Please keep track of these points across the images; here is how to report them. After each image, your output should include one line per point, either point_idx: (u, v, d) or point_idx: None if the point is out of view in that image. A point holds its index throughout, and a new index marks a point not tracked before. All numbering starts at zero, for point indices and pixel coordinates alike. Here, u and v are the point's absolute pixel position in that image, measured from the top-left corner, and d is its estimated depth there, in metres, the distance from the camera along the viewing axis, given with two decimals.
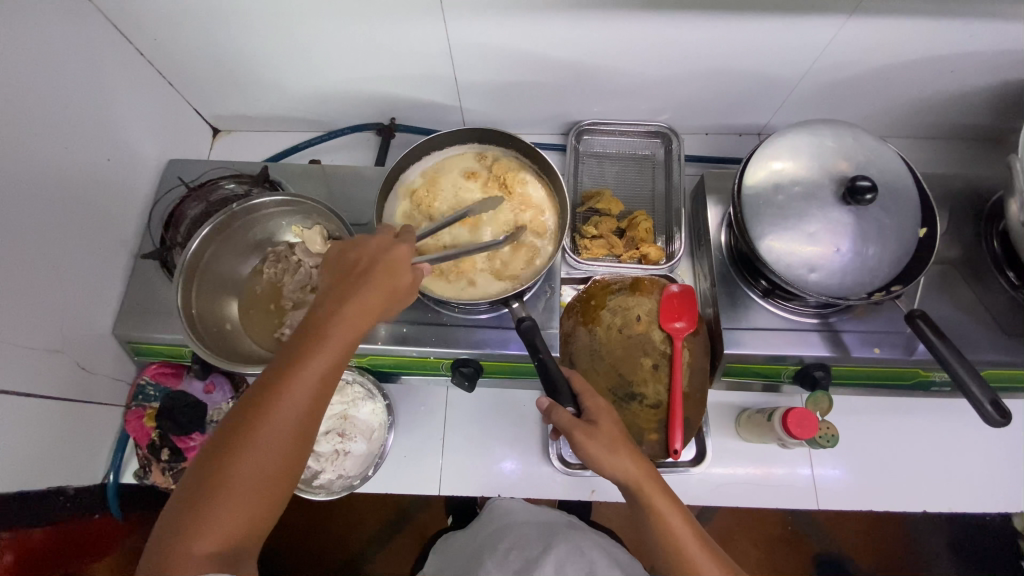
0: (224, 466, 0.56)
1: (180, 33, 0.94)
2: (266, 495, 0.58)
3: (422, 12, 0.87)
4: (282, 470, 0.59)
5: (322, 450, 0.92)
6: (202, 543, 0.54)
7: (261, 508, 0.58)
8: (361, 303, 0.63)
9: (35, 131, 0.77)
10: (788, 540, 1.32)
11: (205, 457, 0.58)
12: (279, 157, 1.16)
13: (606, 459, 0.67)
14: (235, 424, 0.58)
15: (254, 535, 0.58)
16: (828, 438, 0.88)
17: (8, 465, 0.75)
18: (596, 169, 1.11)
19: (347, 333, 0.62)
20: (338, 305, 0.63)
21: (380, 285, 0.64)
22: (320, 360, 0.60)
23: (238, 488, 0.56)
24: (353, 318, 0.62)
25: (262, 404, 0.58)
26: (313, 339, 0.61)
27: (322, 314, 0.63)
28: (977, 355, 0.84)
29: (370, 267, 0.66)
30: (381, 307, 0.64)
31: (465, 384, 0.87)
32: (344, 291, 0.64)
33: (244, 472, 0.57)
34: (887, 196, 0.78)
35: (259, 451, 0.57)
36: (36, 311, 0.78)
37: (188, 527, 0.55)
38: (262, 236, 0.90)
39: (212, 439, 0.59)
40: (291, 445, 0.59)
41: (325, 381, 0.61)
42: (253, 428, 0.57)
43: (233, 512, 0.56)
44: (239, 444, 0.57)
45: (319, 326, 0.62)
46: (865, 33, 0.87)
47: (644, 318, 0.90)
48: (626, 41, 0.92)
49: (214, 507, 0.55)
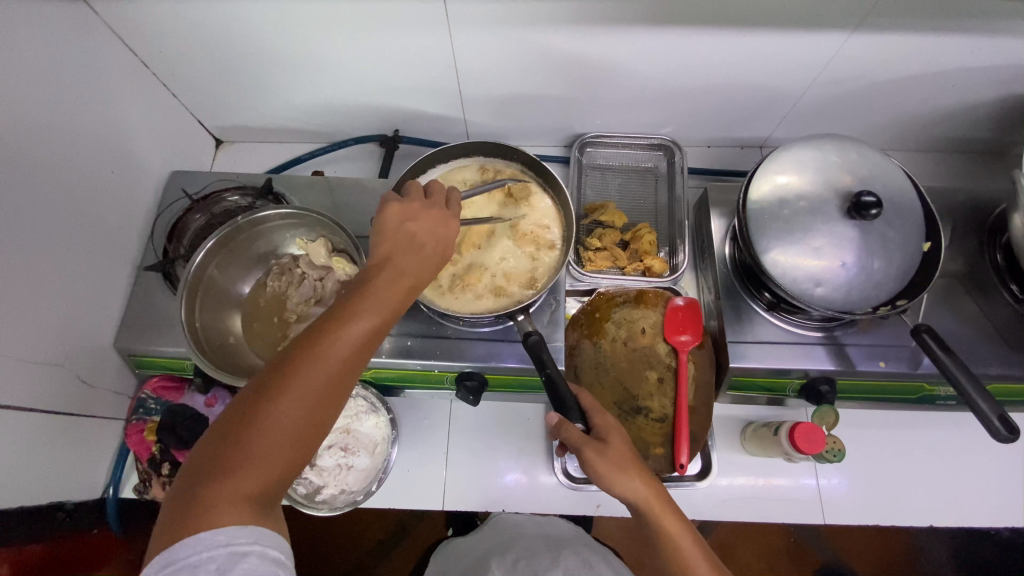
0: (265, 409, 0.52)
1: (184, 43, 0.94)
2: (304, 446, 0.54)
3: (427, 24, 0.88)
4: (320, 423, 0.55)
5: (324, 464, 0.90)
6: (238, 489, 0.50)
7: (296, 459, 0.54)
8: (413, 268, 0.62)
9: (40, 143, 0.77)
10: (791, 553, 1.32)
11: (242, 399, 0.54)
12: (282, 168, 1.16)
13: (613, 476, 0.66)
14: (280, 367, 0.54)
15: (283, 487, 0.54)
16: (835, 453, 0.90)
17: (7, 481, 0.74)
18: (599, 180, 1.12)
19: (398, 295, 0.61)
20: (391, 266, 0.61)
21: (428, 256, 0.64)
22: (373, 315, 0.58)
23: (277, 434, 0.52)
24: (403, 281, 0.61)
25: (312, 350, 0.54)
26: (366, 294, 0.59)
27: (376, 272, 0.61)
28: (983, 368, 0.84)
29: (420, 235, 0.64)
30: (425, 275, 0.64)
31: (470, 399, 0.86)
32: (397, 256, 0.62)
33: (286, 419, 0.53)
34: (891, 210, 0.79)
35: (303, 399, 0.53)
36: (37, 324, 0.77)
37: (222, 470, 0.51)
38: (266, 248, 0.90)
39: (251, 382, 0.55)
40: (333, 398, 0.56)
41: (373, 337, 0.58)
42: (300, 374, 0.54)
43: (269, 458, 0.52)
44: (283, 389, 0.53)
45: (373, 283, 0.60)
46: (867, 48, 0.88)
47: (649, 330, 0.92)
48: (630, 56, 0.93)
49: (251, 451, 0.51)
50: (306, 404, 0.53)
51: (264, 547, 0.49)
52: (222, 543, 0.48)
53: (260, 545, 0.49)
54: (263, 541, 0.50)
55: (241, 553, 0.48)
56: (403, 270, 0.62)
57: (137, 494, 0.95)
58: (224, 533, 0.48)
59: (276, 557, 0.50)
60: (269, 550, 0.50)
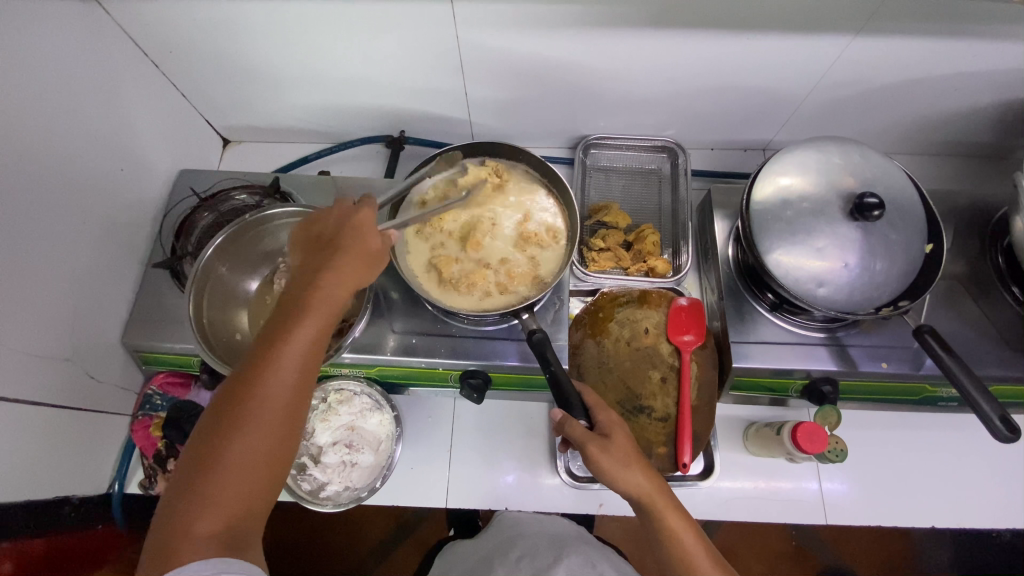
0: (217, 445, 0.55)
1: (192, 43, 0.95)
2: (266, 469, 0.57)
3: (434, 26, 0.89)
4: (279, 445, 0.58)
5: (328, 461, 0.89)
6: (204, 523, 0.53)
7: (261, 483, 0.57)
8: (343, 275, 0.63)
9: (49, 139, 0.78)
10: (793, 556, 1.32)
11: (198, 438, 0.57)
12: (289, 168, 1.17)
13: (618, 470, 0.67)
14: (225, 401, 0.57)
15: (257, 510, 0.57)
16: (837, 452, 0.90)
17: (13, 474, 0.75)
18: (603, 182, 1.13)
19: (330, 304, 0.62)
20: (316, 278, 0.63)
21: (353, 257, 0.65)
22: (305, 331, 0.60)
23: (235, 465, 0.55)
24: (334, 289, 0.63)
25: (251, 378, 0.57)
26: (296, 311, 0.61)
27: (299, 289, 0.63)
28: (984, 370, 0.84)
29: (343, 240, 0.66)
30: (357, 278, 0.65)
31: (474, 396, 0.86)
32: (318, 266, 0.64)
33: (240, 449, 0.56)
34: (893, 211, 0.79)
35: (252, 426, 0.56)
36: (45, 319, 0.78)
37: (189, 507, 0.54)
38: (272, 247, 0.91)
39: (203, 421, 0.57)
40: (284, 419, 0.58)
41: (312, 351, 0.60)
42: (245, 403, 0.57)
43: (230, 488, 0.55)
44: (233, 421, 0.56)
45: (302, 299, 0.61)
46: (870, 51, 0.89)
47: (652, 330, 0.92)
48: (634, 58, 0.93)
49: (213, 485, 0.54)
50: (256, 429, 0.56)
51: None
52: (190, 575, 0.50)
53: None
54: (229, 568, 0.52)
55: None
56: (325, 279, 0.63)
57: (142, 490, 0.96)
58: (187, 570, 0.50)
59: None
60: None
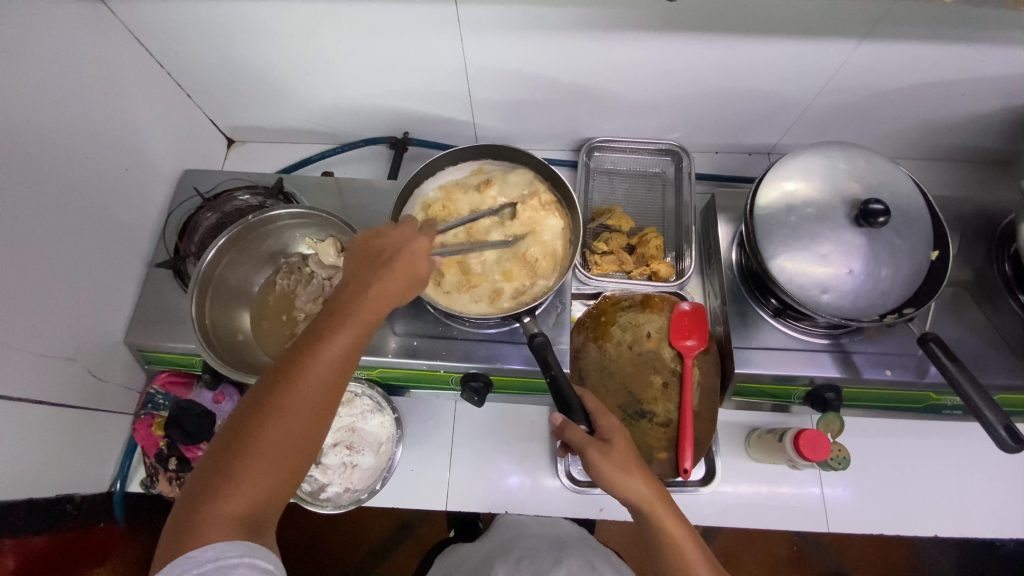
0: (249, 433, 0.56)
1: (198, 43, 0.95)
2: (292, 462, 0.57)
3: (438, 28, 0.89)
4: (306, 442, 0.58)
5: (329, 462, 0.91)
6: (226, 509, 0.53)
7: (283, 477, 0.57)
8: (390, 284, 0.63)
9: (56, 139, 0.78)
10: (794, 561, 1.31)
11: (231, 424, 0.57)
12: (292, 168, 1.17)
13: (616, 476, 0.66)
14: (262, 392, 0.57)
15: (274, 503, 0.57)
16: (840, 459, 0.88)
17: (16, 472, 0.75)
18: (607, 185, 1.12)
19: (375, 312, 0.62)
20: (364, 284, 0.63)
21: (403, 270, 0.64)
22: (348, 333, 0.60)
23: (263, 456, 0.55)
24: (379, 298, 0.62)
25: (290, 373, 0.57)
26: (342, 313, 0.61)
27: (347, 291, 0.63)
28: (989, 378, 0.83)
29: (398, 254, 0.65)
30: (404, 291, 0.64)
31: (475, 399, 0.86)
32: (368, 272, 0.64)
33: (273, 440, 0.56)
34: (899, 218, 0.79)
35: (284, 419, 0.56)
36: (48, 319, 0.78)
37: (217, 487, 0.54)
38: (276, 247, 0.91)
39: (239, 406, 0.58)
40: (316, 415, 0.58)
41: (352, 355, 0.60)
42: (281, 395, 0.57)
43: (256, 477, 0.55)
44: (268, 411, 0.56)
45: (348, 301, 0.62)
46: (877, 56, 0.88)
47: (654, 335, 0.92)
48: (637, 61, 0.93)
49: (243, 470, 0.55)
50: (287, 424, 0.56)
51: (253, 559, 0.52)
52: (213, 557, 0.50)
53: (250, 557, 0.52)
54: (253, 553, 0.52)
55: (228, 567, 0.50)
56: (372, 286, 0.62)
57: (143, 489, 0.96)
58: (214, 548, 0.51)
59: (266, 567, 0.52)
60: (260, 561, 0.52)
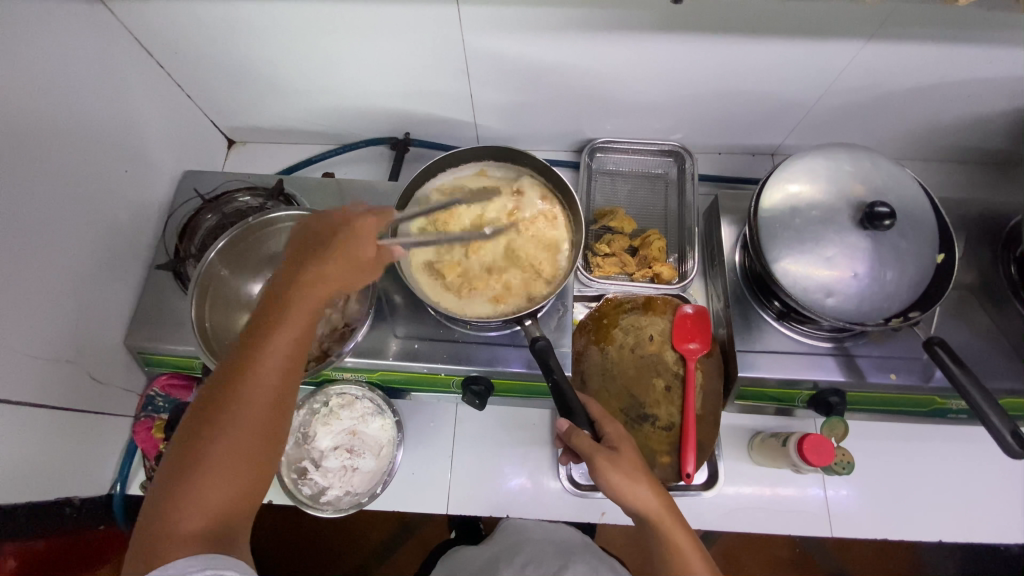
0: (203, 439, 0.56)
1: (198, 43, 0.94)
2: (252, 463, 0.58)
3: (440, 29, 0.88)
4: (262, 440, 0.59)
5: (330, 466, 0.90)
6: (189, 517, 0.54)
7: (244, 478, 0.57)
8: (324, 273, 0.64)
9: (55, 140, 0.78)
10: (796, 564, 1.31)
11: (185, 434, 0.57)
12: (293, 170, 1.16)
13: (624, 485, 0.66)
14: (210, 397, 0.58)
15: (241, 507, 0.57)
16: (844, 464, 0.88)
17: (14, 476, 0.75)
18: (609, 186, 1.12)
19: (317, 303, 0.63)
20: (298, 276, 0.63)
21: (338, 258, 0.64)
22: (289, 326, 0.61)
23: (220, 459, 0.56)
24: (316, 288, 0.63)
25: (235, 373, 0.58)
26: (280, 308, 0.62)
27: (283, 286, 0.63)
28: (995, 382, 0.82)
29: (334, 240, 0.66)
30: (344, 279, 0.65)
31: (476, 403, 0.85)
32: (302, 264, 0.64)
33: (228, 443, 0.56)
34: (904, 221, 0.78)
35: (235, 420, 0.57)
36: (48, 321, 0.78)
37: (176, 497, 0.54)
38: (276, 248, 0.88)
39: (189, 415, 0.58)
40: (268, 413, 0.59)
41: (295, 347, 0.61)
42: (230, 396, 0.58)
43: (216, 482, 0.55)
44: (219, 414, 0.57)
45: (285, 296, 0.62)
46: (883, 57, 0.87)
47: (656, 338, 0.91)
48: (641, 62, 0.92)
49: (199, 478, 0.55)
50: (239, 424, 0.57)
51: (218, 571, 0.51)
52: (174, 572, 0.50)
53: (214, 569, 0.51)
54: (217, 564, 0.51)
55: None
56: (307, 278, 0.63)
57: (143, 492, 0.95)
58: (174, 565, 0.50)
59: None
60: (224, 572, 0.51)
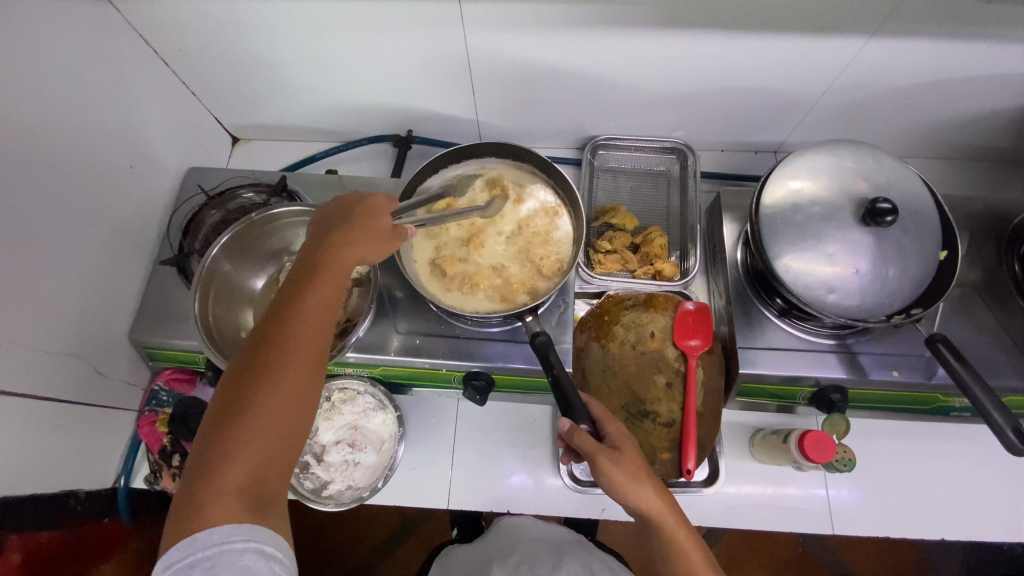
0: (242, 401, 0.56)
1: (203, 40, 0.95)
2: (288, 431, 0.57)
3: (443, 26, 0.88)
4: (301, 402, 0.59)
5: (332, 460, 0.91)
6: (231, 476, 0.54)
7: (282, 439, 0.57)
8: (352, 242, 0.66)
9: (61, 137, 0.78)
10: (799, 563, 1.30)
11: (222, 398, 0.57)
12: (297, 167, 1.17)
13: (630, 485, 0.66)
14: (247, 360, 0.59)
15: (280, 469, 0.57)
16: (845, 461, 0.87)
17: (20, 468, 0.75)
18: (611, 183, 1.12)
19: (343, 269, 0.65)
20: (326, 245, 0.65)
21: (364, 229, 0.67)
22: (320, 290, 0.62)
23: (260, 419, 0.56)
24: (344, 256, 0.65)
25: (271, 336, 0.59)
26: (311, 273, 0.63)
27: (312, 255, 0.65)
28: (999, 380, 0.82)
29: (354, 215, 0.69)
30: (370, 248, 0.67)
31: (476, 398, 0.86)
32: (330, 234, 0.66)
33: (267, 403, 0.56)
34: (907, 217, 0.78)
35: (272, 379, 0.57)
36: (54, 316, 0.79)
37: (216, 459, 0.55)
38: (279, 245, 0.90)
39: (226, 380, 0.59)
40: (304, 374, 0.59)
41: (327, 311, 0.63)
42: (267, 358, 0.58)
43: (256, 442, 0.56)
44: (257, 375, 0.57)
45: (316, 263, 0.64)
46: (888, 53, 0.87)
47: (658, 334, 0.91)
48: (644, 58, 0.92)
49: (239, 438, 0.55)
50: (277, 384, 0.57)
51: (260, 545, 0.53)
52: (219, 540, 0.51)
53: (256, 542, 0.53)
54: (260, 538, 0.53)
55: (234, 552, 0.51)
56: (336, 246, 0.65)
57: (147, 485, 0.97)
58: (219, 531, 0.52)
59: (273, 554, 0.53)
60: (267, 547, 0.53)
